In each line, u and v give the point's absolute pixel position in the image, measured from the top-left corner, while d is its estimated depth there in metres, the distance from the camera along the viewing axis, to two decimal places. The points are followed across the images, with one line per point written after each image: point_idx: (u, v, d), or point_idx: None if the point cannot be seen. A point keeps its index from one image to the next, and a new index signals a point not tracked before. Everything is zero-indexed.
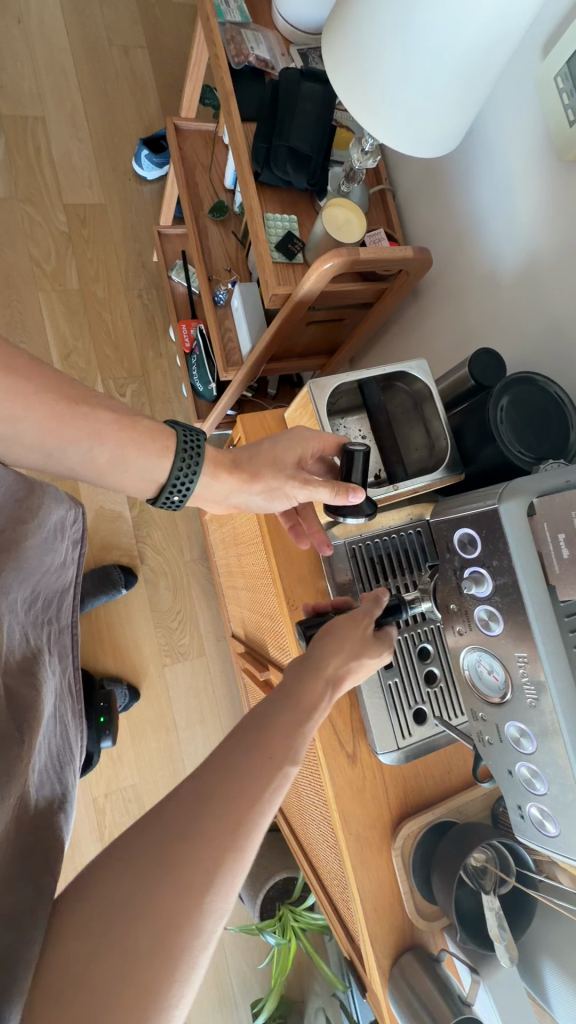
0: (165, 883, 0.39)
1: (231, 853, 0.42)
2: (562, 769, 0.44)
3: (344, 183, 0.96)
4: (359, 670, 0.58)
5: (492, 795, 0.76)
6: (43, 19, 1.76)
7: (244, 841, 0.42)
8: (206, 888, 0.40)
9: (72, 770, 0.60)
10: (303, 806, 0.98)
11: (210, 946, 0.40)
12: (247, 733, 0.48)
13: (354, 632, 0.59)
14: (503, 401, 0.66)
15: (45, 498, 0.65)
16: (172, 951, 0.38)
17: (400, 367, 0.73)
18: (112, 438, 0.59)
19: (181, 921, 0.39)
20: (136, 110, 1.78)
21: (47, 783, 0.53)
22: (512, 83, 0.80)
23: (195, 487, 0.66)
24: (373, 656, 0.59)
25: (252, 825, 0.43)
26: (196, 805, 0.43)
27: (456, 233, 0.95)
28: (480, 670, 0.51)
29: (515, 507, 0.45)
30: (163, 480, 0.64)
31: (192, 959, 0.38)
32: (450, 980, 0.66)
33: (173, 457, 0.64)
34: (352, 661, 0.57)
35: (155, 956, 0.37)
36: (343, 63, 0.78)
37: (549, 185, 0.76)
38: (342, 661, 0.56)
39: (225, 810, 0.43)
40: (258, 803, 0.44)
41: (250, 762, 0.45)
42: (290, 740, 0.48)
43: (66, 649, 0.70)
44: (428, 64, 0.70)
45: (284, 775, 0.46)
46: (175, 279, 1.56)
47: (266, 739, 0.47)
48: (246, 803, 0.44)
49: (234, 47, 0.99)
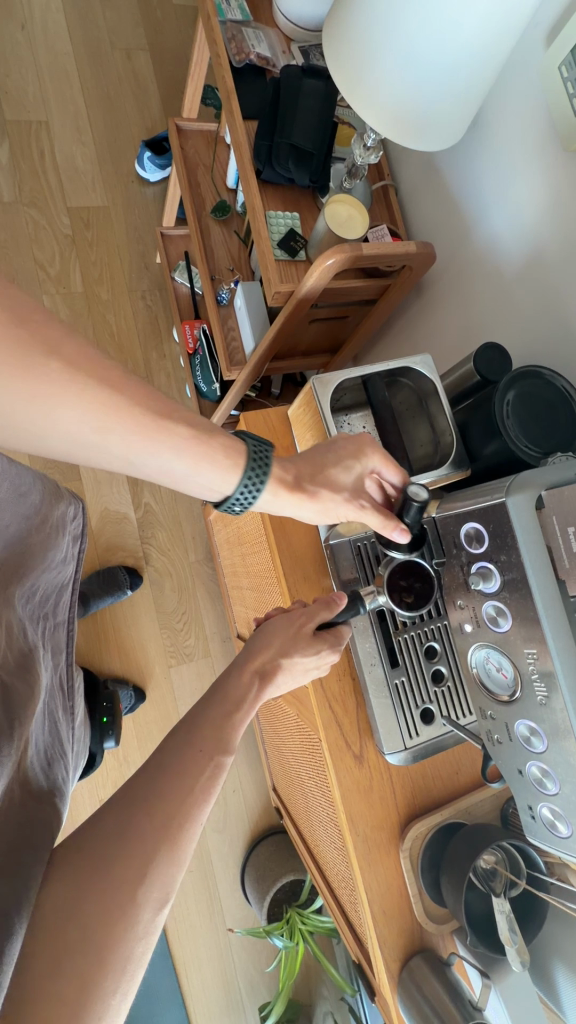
0: (105, 876, 0.44)
1: (166, 844, 0.47)
2: (574, 767, 0.43)
3: (346, 179, 0.96)
4: (290, 670, 0.63)
5: (500, 795, 0.75)
6: (47, 24, 1.77)
7: (179, 832, 0.47)
8: (143, 879, 0.45)
9: (62, 764, 0.62)
10: (309, 807, 0.97)
11: (150, 932, 0.44)
12: (181, 734, 0.54)
13: (288, 627, 0.65)
14: (509, 396, 0.65)
15: (45, 492, 0.66)
16: (106, 947, 0.42)
17: (405, 362, 0.72)
18: (118, 424, 0.52)
19: (118, 911, 0.43)
20: (139, 112, 1.79)
21: (36, 781, 0.55)
22: (514, 74, 0.79)
23: (258, 500, 0.64)
24: (304, 652, 0.63)
25: (189, 815, 0.49)
26: (134, 802, 0.48)
27: (458, 229, 0.94)
28: (489, 667, 0.50)
29: (523, 501, 0.44)
30: (227, 490, 0.63)
31: (132, 945, 0.43)
32: (460, 984, 0.65)
33: (240, 471, 0.62)
34: (284, 659, 0.63)
35: (93, 944, 0.41)
36: (343, 59, 0.78)
37: (553, 176, 0.76)
38: (271, 654, 0.64)
39: (159, 805, 0.48)
40: (193, 796, 0.49)
41: (184, 757, 0.51)
42: (223, 739, 0.54)
43: (60, 645, 0.71)
44: (430, 54, 0.69)
45: (217, 767, 0.52)
46: (178, 280, 1.56)
47: (199, 735, 0.54)
48: (180, 794, 0.49)
49: (235, 45, 0.99)
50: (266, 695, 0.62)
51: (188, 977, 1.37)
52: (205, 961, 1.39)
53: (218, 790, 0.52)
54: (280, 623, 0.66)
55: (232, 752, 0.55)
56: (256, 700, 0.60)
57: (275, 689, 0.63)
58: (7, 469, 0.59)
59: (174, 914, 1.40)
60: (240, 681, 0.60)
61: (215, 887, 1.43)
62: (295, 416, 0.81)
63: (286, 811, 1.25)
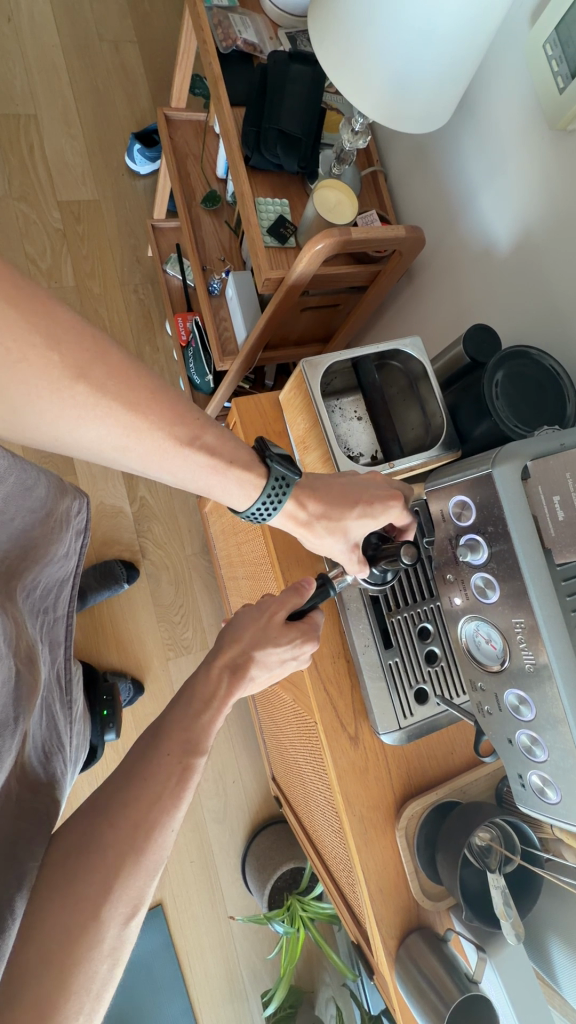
0: (70, 892, 0.44)
1: (132, 856, 0.46)
2: (562, 735, 0.43)
3: (335, 165, 0.96)
4: (263, 666, 0.63)
5: (496, 773, 0.75)
6: (33, 16, 1.75)
7: (143, 846, 0.47)
8: (107, 893, 0.44)
9: (61, 757, 0.63)
10: (307, 792, 0.98)
11: (117, 947, 0.44)
12: (151, 736, 0.54)
13: (257, 619, 0.64)
14: (497, 376, 0.65)
15: (52, 488, 0.65)
16: (72, 963, 0.42)
17: (395, 344, 0.72)
18: (108, 408, 0.49)
19: (82, 927, 0.43)
20: (127, 104, 1.78)
21: (31, 772, 0.56)
22: (501, 53, 0.79)
23: (274, 517, 0.65)
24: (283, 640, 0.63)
25: (155, 826, 0.48)
26: (100, 816, 0.48)
27: (447, 212, 0.94)
28: (478, 639, 0.51)
29: (509, 472, 0.44)
30: (243, 504, 0.64)
31: (100, 957, 0.43)
32: (456, 959, 0.66)
33: (260, 487, 0.64)
34: (256, 651, 0.63)
35: (56, 962, 0.41)
36: (329, 41, 0.77)
37: (541, 155, 0.76)
38: (244, 647, 0.63)
39: (122, 817, 0.47)
40: (162, 803, 0.49)
41: (149, 766, 0.51)
42: (192, 741, 0.54)
43: (59, 639, 0.71)
44: (418, 33, 0.69)
45: (188, 772, 0.52)
46: (170, 272, 1.55)
47: (171, 736, 0.53)
48: (146, 806, 0.49)
49: (222, 32, 0.99)
50: (239, 690, 0.61)
51: (191, 966, 1.38)
52: (208, 951, 1.40)
53: (186, 797, 0.51)
54: (250, 609, 0.66)
55: (203, 754, 0.54)
56: (228, 696, 0.59)
57: (248, 682, 0.62)
58: (17, 467, 0.57)
59: (175, 903, 1.41)
60: (208, 676, 0.59)
61: (216, 876, 1.44)
62: (286, 401, 0.81)
63: (285, 800, 1.25)
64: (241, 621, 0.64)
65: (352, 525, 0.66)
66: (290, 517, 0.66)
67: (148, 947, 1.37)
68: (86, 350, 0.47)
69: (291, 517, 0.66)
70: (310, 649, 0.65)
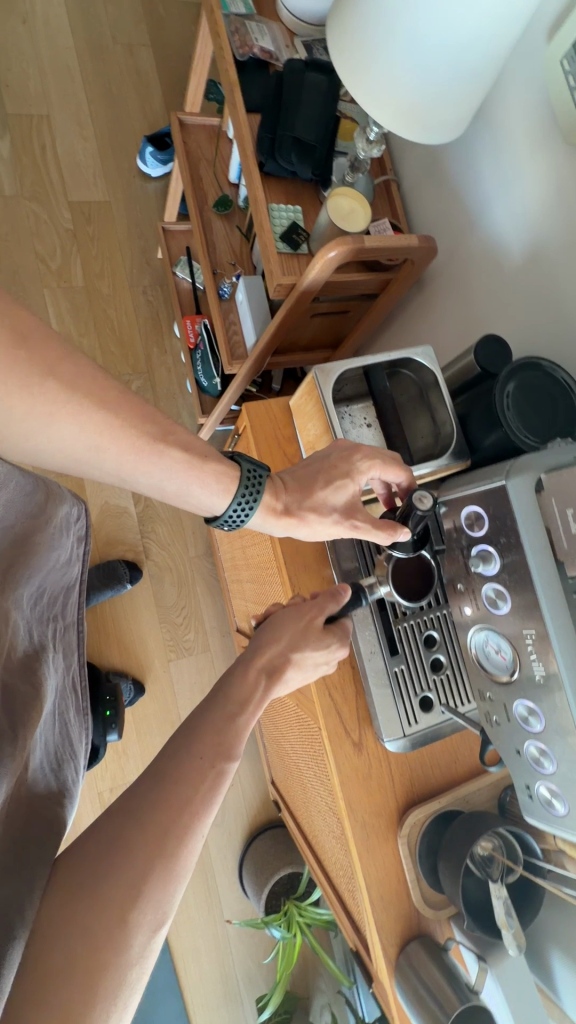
0: (104, 890, 0.45)
1: (165, 860, 0.47)
2: (572, 746, 0.44)
3: (348, 173, 0.96)
4: (299, 666, 0.63)
5: (499, 783, 0.75)
6: (49, 19, 1.77)
7: (174, 848, 0.47)
8: (140, 895, 0.45)
9: (72, 765, 0.62)
10: (308, 798, 0.98)
11: (147, 950, 0.45)
12: (184, 741, 0.54)
13: (297, 622, 0.65)
14: (509, 386, 0.65)
15: (48, 494, 0.63)
16: (106, 963, 0.42)
17: (406, 353, 0.73)
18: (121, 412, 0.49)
19: (118, 926, 0.44)
20: (140, 107, 1.79)
21: (42, 779, 0.56)
22: (517, 67, 0.79)
23: (250, 518, 0.66)
24: (317, 649, 0.63)
25: (189, 829, 0.49)
26: (133, 815, 0.48)
27: (460, 222, 0.95)
28: (488, 649, 0.51)
29: (522, 484, 0.45)
30: (219, 508, 0.66)
31: (132, 954, 0.44)
32: (456, 968, 0.66)
33: (233, 491, 0.65)
34: (293, 653, 0.63)
35: (90, 960, 0.42)
36: (347, 50, 0.78)
37: (555, 169, 0.76)
38: (280, 651, 0.63)
39: (160, 818, 0.48)
40: (194, 809, 0.49)
41: (183, 770, 0.51)
42: (223, 748, 0.54)
43: (71, 645, 0.70)
44: (436, 42, 0.69)
45: (218, 778, 0.52)
46: (179, 275, 1.56)
47: (200, 740, 0.54)
48: (179, 810, 0.49)
49: (239, 39, 0.99)
50: (273, 695, 0.61)
51: (186, 970, 1.38)
52: (203, 954, 1.39)
53: (217, 805, 0.51)
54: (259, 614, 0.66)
55: (235, 759, 0.54)
56: (262, 701, 0.60)
57: (283, 686, 0.62)
58: (17, 475, 0.57)
59: None
60: (245, 682, 0.60)
61: (212, 878, 1.44)
62: (297, 406, 0.81)
63: (285, 804, 1.25)
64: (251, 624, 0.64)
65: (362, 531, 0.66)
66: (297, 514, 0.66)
67: None
68: None
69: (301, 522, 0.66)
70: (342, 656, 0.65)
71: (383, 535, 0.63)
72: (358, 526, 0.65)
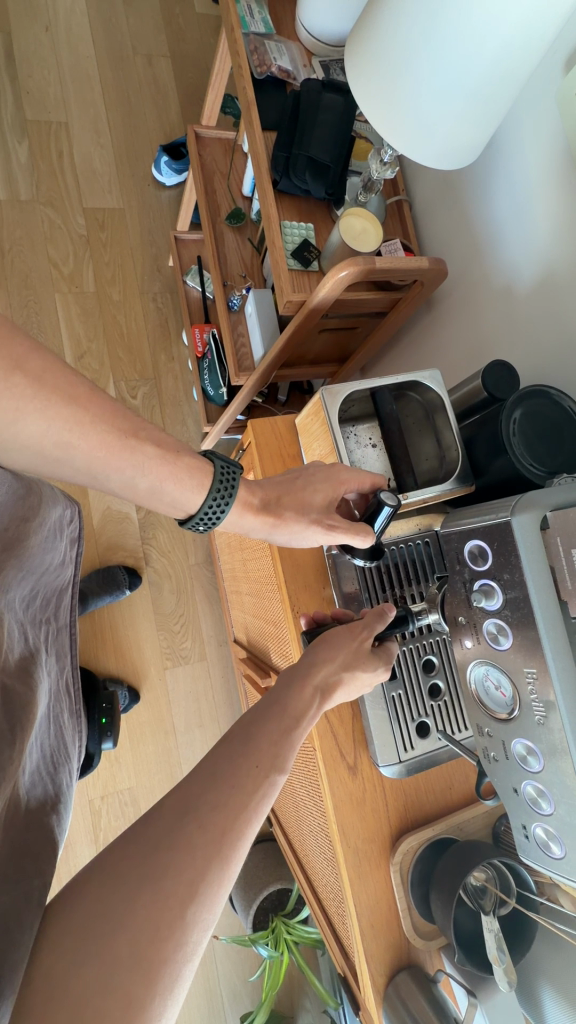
0: (154, 890, 0.39)
1: (217, 862, 0.42)
2: (570, 789, 0.43)
3: (361, 193, 0.97)
4: (351, 681, 0.58)
5: (493, 812, 0.75)
6: (71, 28, 1.79)
7: (229, 850, 0.42)
8: (193, 897, 0.40)
9: (67, 770, 0.61)
10: (300, 817, 0.97)
11: (195, 960, 0.39)
12: (237, 739, 0.49)
13: (350, 642, 0.60)
14: (515, 414, 0.65)
15: (47, 496, 0.66)
16: (155, 968, 0.37)
17: (413, 376, 0.73)
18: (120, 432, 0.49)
19: (168, 929, 0.38)
20: (157, 117, 1.80)
21: (40, 784, 0.54)
22: (532, 96, 0.80)
23: (225, 517, 0.65)
24: (367, 670, 0.59)
25: (241, 833, 0.43)
26: (184, 815, 0.43)
27: (470, 245, 0.95)
28: (487, 685, 0.50)
29: (528, 521, 0.44)
30: (192, 510, 0.64)
31: (177, 970, 0.38)
32: (445, 1002, 0.65)
33: (206, 491, 0.63)
34: (346, 673, 0.58)
35: (137, 966, 0.37)
36: (365, 74, 0.78)
37: (567, 198, 0.76)
38: (333, 669, 0.58)
39: (211, 816, 0.43)
40: (247, 811, 0.44)
41: (237, 771, 0.46)
42: (279, 754, 0.49)
43: (64, 648, 0.71)
44: (455, 70, 0.69)
45: (270, 783, 0.47)
46: (190, 284, 1.57)
47: (256, 745, 0.48)
48: (233, 811, 0.44)
49: (257, 57, 1.00)
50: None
51: None
52: None
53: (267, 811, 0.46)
54: None
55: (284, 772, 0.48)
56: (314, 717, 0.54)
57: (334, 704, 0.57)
58: (10, 477, 0.57)
59: None
60: (301, 696, 0.54)
61: None
62: (303, 425, 0.81)
63: (277, 820, 1.24)
64: None
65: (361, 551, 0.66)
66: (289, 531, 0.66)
67: None
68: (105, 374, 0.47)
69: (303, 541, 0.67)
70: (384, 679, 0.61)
71: (358, 540, 0.66)
72: (334, 532, 0.67)
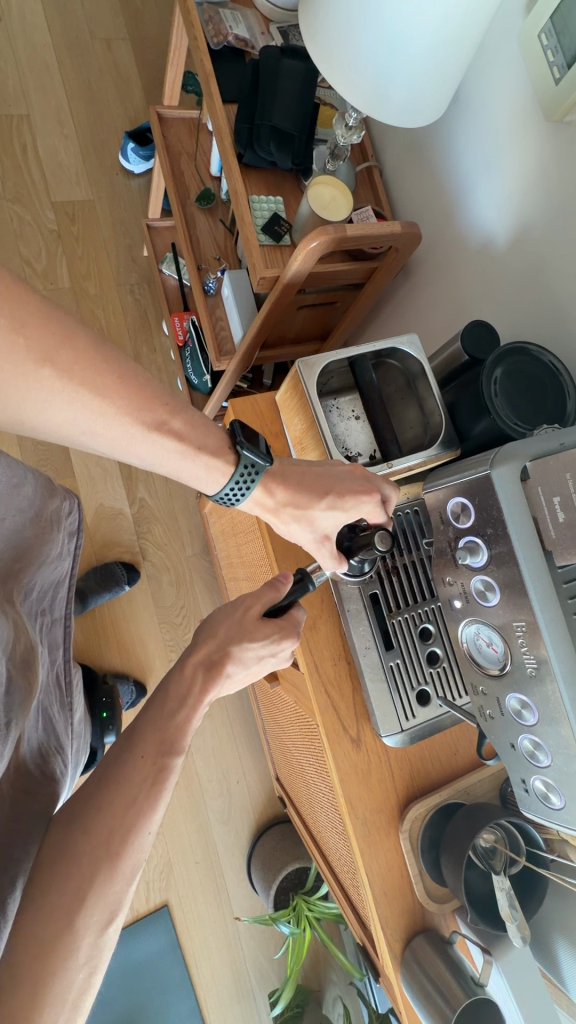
0: (45, 899, 0.44)
1: (107, 861, 0.46)
2: (565, 739, 0.43)
3: (329, 161, 0.94)
4: (246, 659, 0.61)
5: (499, 774, 0.75)
6: (25, 17, 1.74)
7: (120, 848, 0.47)
8: (83, 901, 0.44)
9: (59, 759, 0.64)
10: (310, 795, 0.97)
11: (96, 949, 0.44)
12: (122, 738, 0.53)
13: (233, 612, 0.62)
14: (496, 372, 0.64)
15: (41, 487, 0.64)
16: (50, 966, 0.42)
17: (392, 342, 0.71)
18: (66, 401, 0.49)
19: (57, 936, 0.43)
20: (120, 102, 1.76)
21: (23, 781, 0.55)
22: (496, 42, 0.77)
23: (243, 502, 0.65)
24: (264, 638, 0.61)
25: (132, 827, 0.48)
26: (76, 823, 0.47)
27: (442, 206, 0.93)
28: (479, 643, 0.51)
29: (508, 473, 0.44)
30: (213, 488, 0.64)
31: (73, 964, 0.43)
32: (462, 961, 0.65)
33: (230, 472, 0.63)
34: (233, 645, 0.60)
35: (36, 970, 0.41)
36: (320, 33, 0.76)
37: (538, 147, 0.75)
38: (219, 644, 0.60)
39: (98, 820, 0.47)
40: (138, 808, 0.48)
41: (122, 770, 0.50)
42: (168, 741, 0.53)
43: (58, 641, 0.71)
44: (411, 14, 0.67)
45: (162, 777, 0.50)
46: (166, 271, 1.54)
47: (141, 742, 0.52)
48: (121, 810, 0.48)
49: (212, 27, 0.98)
50: (215, 688, 0.59)
51: (198, 967, 1.38)
52: (214, 951, 1.40)
53: (162, 802, 0.50)
54: (225, 610, 0.63)
55: (181, 755, 0.53)
56: (203, 692, 0.57)
57: (224, 680, 0.60)
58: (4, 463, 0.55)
59: (181, 904, 1.40)
60: (182, 674, 0.57)
61: (221, 875, 1.44)
62: (283, 401, 0.80)
63: (289, 800, 1.25)
64: (215, 617, 0.62)
65: (330, 508, 0.66)
66: (262, 500, 0.66)
67: (155, 949, 1.37)
68: (47, 354, 0.46)
69: (261, 505, 0.66)
70: (288, 648, 0.64)
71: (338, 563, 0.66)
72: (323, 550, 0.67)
